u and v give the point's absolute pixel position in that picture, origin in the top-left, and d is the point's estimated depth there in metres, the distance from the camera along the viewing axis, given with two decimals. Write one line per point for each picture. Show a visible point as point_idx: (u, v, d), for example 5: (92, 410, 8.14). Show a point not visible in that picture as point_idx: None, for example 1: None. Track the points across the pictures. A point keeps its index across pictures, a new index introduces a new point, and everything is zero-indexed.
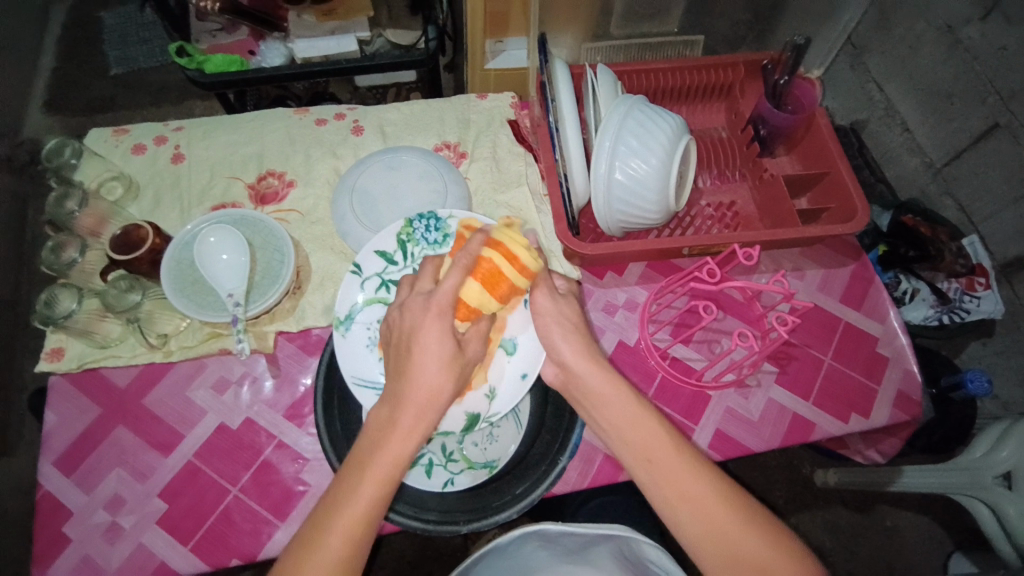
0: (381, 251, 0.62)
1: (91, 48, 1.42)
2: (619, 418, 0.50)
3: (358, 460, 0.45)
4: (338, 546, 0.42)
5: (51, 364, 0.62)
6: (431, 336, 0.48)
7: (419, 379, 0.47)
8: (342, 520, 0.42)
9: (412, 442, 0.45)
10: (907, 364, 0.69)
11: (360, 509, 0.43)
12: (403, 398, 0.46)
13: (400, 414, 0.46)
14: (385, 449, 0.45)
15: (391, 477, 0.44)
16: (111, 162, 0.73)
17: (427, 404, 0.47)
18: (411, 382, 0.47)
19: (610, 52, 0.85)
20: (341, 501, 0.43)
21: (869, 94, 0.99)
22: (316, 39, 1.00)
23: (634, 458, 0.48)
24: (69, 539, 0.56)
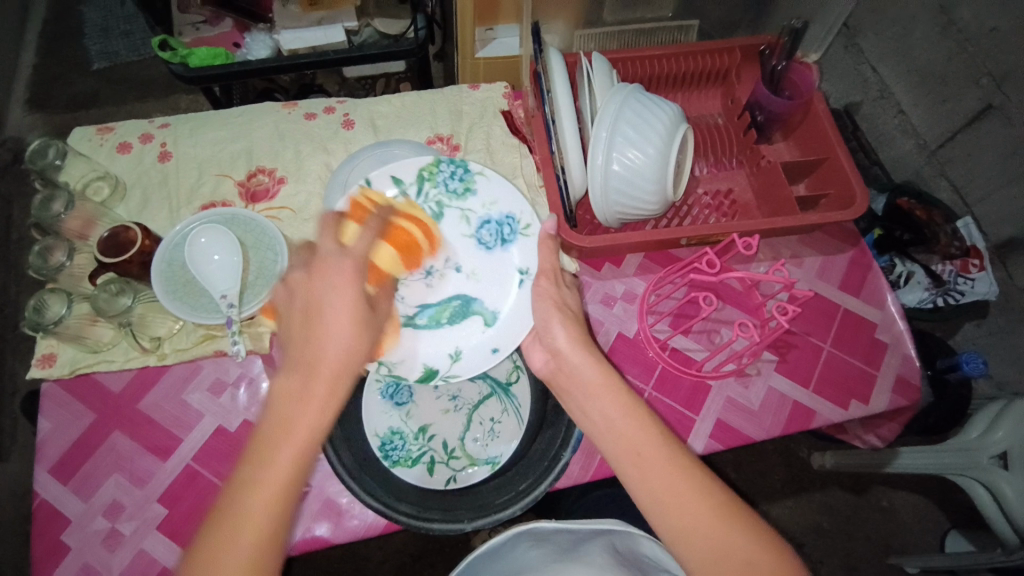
0: (398, 178, 0.64)
1: (72, 42, 1.38)
2: (595, 412, 0.50)
3: (265, 441, 0.41)
4: (252, 539, 0.38)
5: (42, 371, 0.61)
6: (337, 293, 0.48)
7: (333, 339, 0.46)
8: (254, 502, 0.39)
9: (329, 413, 0.43)
10: (905, 349, 0.69)
11: (277, 481, 0.40)
12: (317, 367, 0.44)
13: (313, 380, 0.44)
14: (296, 422, 0.42)
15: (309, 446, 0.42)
16: (95, 162, 0.72)
17: (345, 368, 0.46)
18: (325, 341, 0.45)
19: (602, 39, 0.83)
20: (250, 476, 0.40)
21: (863, 77, 0.98)
22: (302, 30, 0.97)
23: (619, 446, 0.47)
24: (68, 548, 0.55)
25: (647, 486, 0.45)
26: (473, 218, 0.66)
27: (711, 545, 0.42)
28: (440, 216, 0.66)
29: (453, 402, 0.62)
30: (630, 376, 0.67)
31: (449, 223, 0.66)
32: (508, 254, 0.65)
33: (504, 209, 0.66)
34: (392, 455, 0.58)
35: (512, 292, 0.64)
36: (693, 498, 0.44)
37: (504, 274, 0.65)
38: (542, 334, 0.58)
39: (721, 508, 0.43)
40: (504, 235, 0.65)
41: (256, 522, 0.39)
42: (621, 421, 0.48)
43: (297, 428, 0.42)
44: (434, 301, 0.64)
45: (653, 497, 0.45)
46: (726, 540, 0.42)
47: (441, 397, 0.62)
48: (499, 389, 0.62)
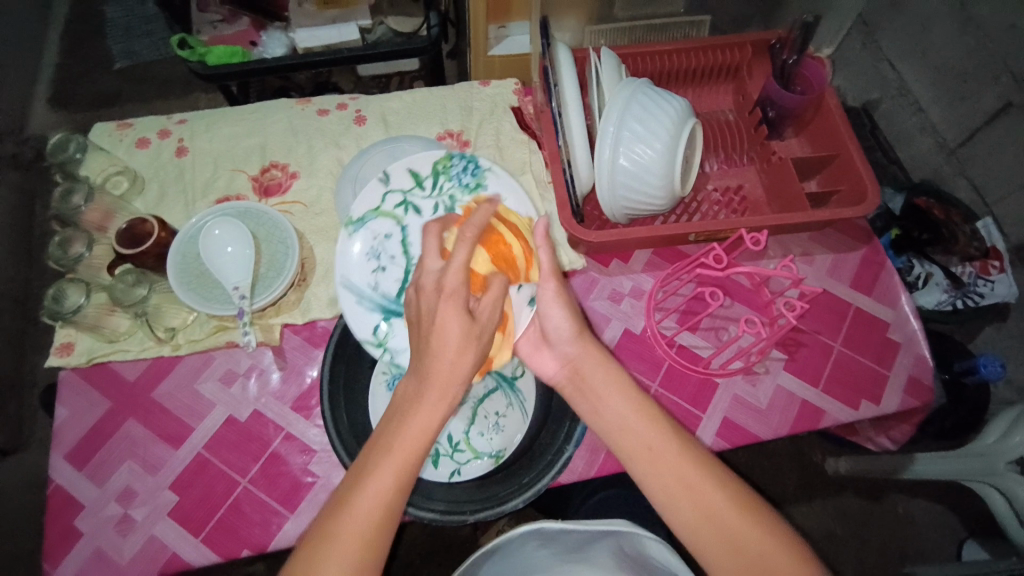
0: (414, 169, 0.64)
1: (94, 42, 1.42)
2: (615, 418, 0.51)
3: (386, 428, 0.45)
4: (367, 521, 0.42)
5: (61, 359, 0.63)
6: (439, 308, 0.45)
7: (439, 346, 0.44)
8: (373, 484, 0.42)
9: (439, 412, 0.44)
10: (918, 350, 0.68)
11: (394, 469, 0.43)
12: (427, 370, 0.45)
13: (424, 396, 0.45)
14: (406, 431, 0.44)
15: (417, 443, 0.44)
16: (115, 157, 0.74)
17: (451, 376, 0.44)
18: (434, 350, 0.45)
19: (614, 35, 0.83)
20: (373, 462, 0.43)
21: (882, 74, 0.97)
22: (317, 28, 0.98)
23: (634, 449, 0.49)
24: (81, 533, 0.57)
25: (658, 486, 0.47)
26: None
27: (735, 546, 0.43)
28: (450, 210, 0.63)
29: None
30: (636, 372, 0.67)
31: None
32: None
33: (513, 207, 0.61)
34: None
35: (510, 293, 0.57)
36: (712, 497, 0.45)
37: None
38: (553, 342, 0.58)
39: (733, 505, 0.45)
40: None
41: (367, 517, 0.42)
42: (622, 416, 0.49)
43: (404, 439, 0.44)
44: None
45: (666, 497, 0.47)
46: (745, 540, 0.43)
47: None
48: (504, 383, 0.62)
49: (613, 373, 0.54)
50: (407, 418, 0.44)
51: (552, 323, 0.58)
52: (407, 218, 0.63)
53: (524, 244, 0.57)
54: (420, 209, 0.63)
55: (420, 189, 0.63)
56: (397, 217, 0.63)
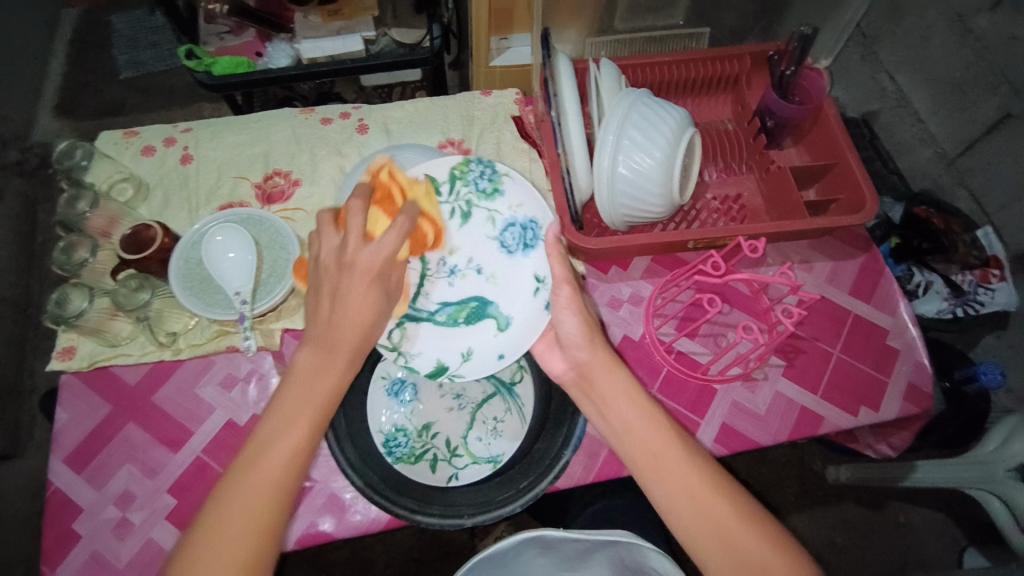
0: (431, 175, 0.65)
1: (101, 52, 1.45)
2: (621, 423, 0.50)
3: (290, 394, 0.47)
4: (269, 483, 0.44)
5: (63, 363, 0.63)
6: (358, 286, 0.51)
7: (351, 318, 0.50)
8: (280, 445, 0.45)
9: (342, 378, 0.49)
10: (917, 357, 0.68)
11: (298, 432, 0.46)
12: (334, 339, 0.49)
13: (328, 360, 0.49)
14: (314, 395, 0.47)
15: (319, 408, 0.47)
16: (121, 164, 0.75)
17: (357, 349, 0.50)
18: (344, 322, 0.50)
19: (614, 46, 0.85)
20: (280, 427, 0.46)
21: (880, 85, 0.98)
22: (321, 40, 1.02)
23: (637, 452, 0.49)
24: (78, 536, 0.57)
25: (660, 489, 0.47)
26: (499, 219, 0.66)
27: (732, 550, 0.43)
28: (466, 216, 0.66)
29: (457, 400, 0.62)
30: (635, 379, 0.67)
31: (475, 223, 0.66)
32: (526, 260, 0.65)
33: (529, 213, 0.65)
34: (396, 451, 0.58)
35: (527, 299, 0.63)
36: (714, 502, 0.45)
37: (521, 282, 0.65)
38: (564, 344, 0.56)
39: (735, 512, 0.45)
40: (526, 239, 0.65)
41: (270, 477, 0.44)
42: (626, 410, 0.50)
43: (304, 399, 0.47)
44: (453, 300, 0.64)
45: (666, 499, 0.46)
46: (744, 544, 0.43)
47: (445, 395, 0.62)
48: (503, 389, 0.62)
49: (602, 388, 0.52)
50: (313, 387, 0.47)
51: (565, 327, 0.56)
52: None
53: (435, 224, 0.65)
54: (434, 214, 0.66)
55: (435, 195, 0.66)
56: None
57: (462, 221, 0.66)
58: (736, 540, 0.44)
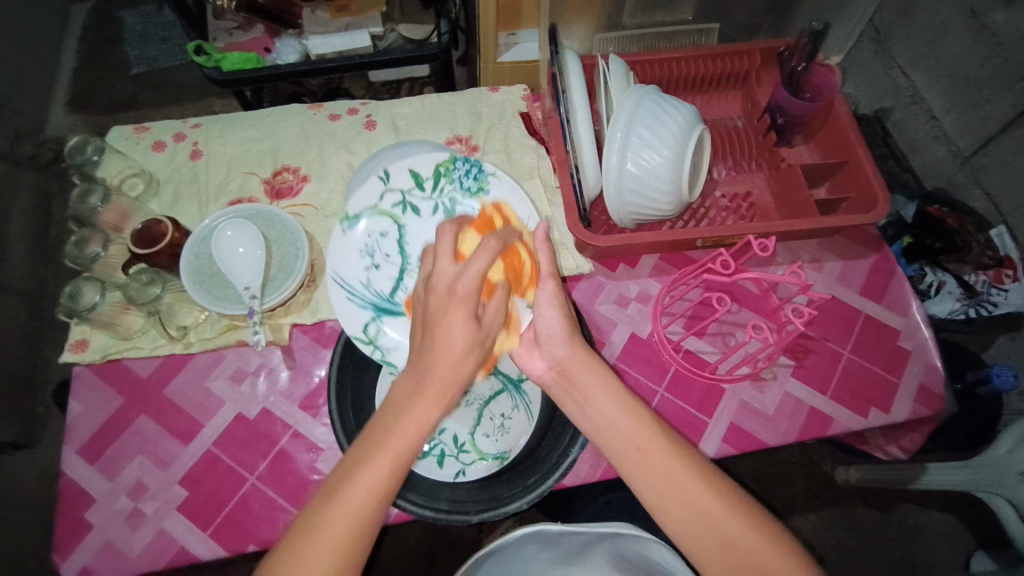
0: (416, 171, 0.66)
1: (111, 47, 1.46)
2: (601, 419, 0.51)
3: (381, 423, 0.45)
4: (348, 522, 0.41)
5: (76, 355, 0.64)
6: (450, 314, 0.47)
7: (445, 349, 0.46)
8: (364, 479, 0.42)
9: (433, 413, 0.45)
10: (929, 358, 0.67)
11: (383, 467, 0.43)
12: (428, 371, 0.46)
13: (422, 394, 0.45)
14: (400, 428, 0.44)
15: (406, 445, 0.44)
16: (132, 159, 0.75)
17: (447, 385, 0.46)
18: (438, 351, 0.46)
19: (623, 42, 0.85)
20: (362, 460, 0.43)
21: (893, 81, 0.96)
22: (329, 35, 1.01)
23: (620, 448, 0.49)
24: (91, 526, 0.58)
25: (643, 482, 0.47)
26: None
27: (716, 537, 0.45)
28: (448, 213, 0.66)
29: (464, 397, 0.62)
30: (642, 377, 0.67)
31: None
32: None
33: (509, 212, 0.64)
34: None
35: None
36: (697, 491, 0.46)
37: None
38: (543, 342, 0.55)
39: (725, 505, 0.46)
40: None
41: (348, 516, 0.42)
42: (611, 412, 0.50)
43: (395, 440, 0.44)
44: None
45: (651, 492, 0.47)
46: (728, 530, 0.45)
47: None
48: (510, 385, 0.62)
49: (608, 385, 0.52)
50: (403, 420, 0.44)
51: (544, 323, 0.56)
52: (404, 217, 0.66)
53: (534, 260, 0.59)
54: (418, 211, 0.66)
55: (419, 190, 0.66)
56: (395, 216, 0.65)
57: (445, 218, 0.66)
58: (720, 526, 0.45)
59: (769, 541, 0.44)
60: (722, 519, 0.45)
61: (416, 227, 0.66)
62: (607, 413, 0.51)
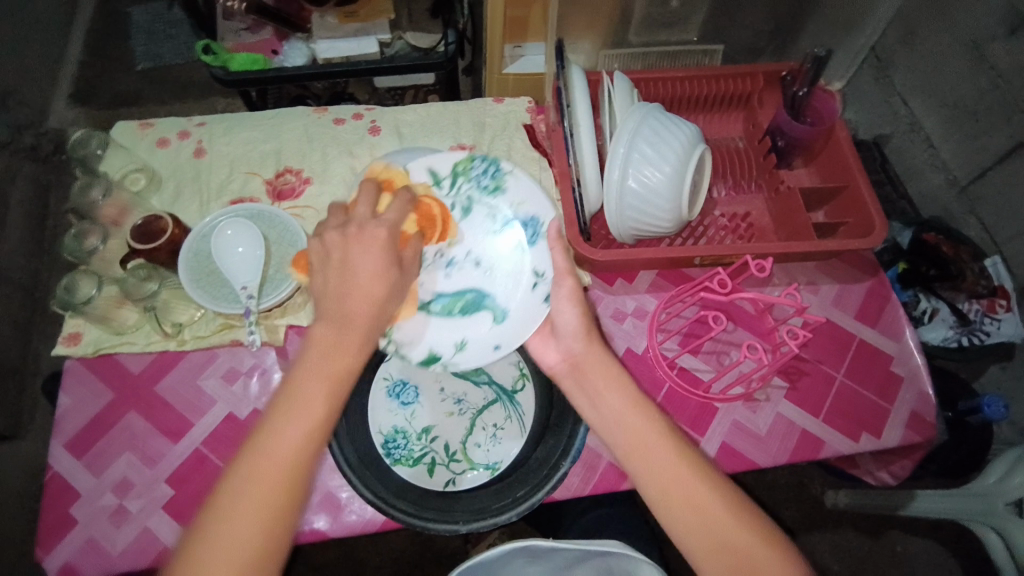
0: (433, 170, 0.64)
1: (118, 43, 1.46)
2: (609, 413, 0.50)
3: (302, 372, 0.45)
4: (282, 470, 0.42)
5: (67, 348, 0.64)
6: (366, 257, 0.49)
7: (364, 292, 0.48)
8: (291, 430, 0.43)
9: (357, 359, 0.47)
10: (921, 385, 0.67)
11: (311, 414, 0.44)
12: (349, 315, 0.47)
13: (347, 336, 0.47)
14: (324, 375, 0.45)
15: (331, 391, 0.45)
16: (135, 155, 0.75)
17: (369, 324, 0.48)
18: (356, 295, 0.48)
19: (627, 59, 0.85)
20: (286, 410, 0.44)
21: (893, 109, 0.98)
22: (337, 40, 1.02)
23: (627, 442, 0.49)
24: (74, 522, 0.57)
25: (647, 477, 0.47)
26: (499, 216, 0.64)
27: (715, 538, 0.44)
28: (467, 211, 0.64)
29: (457, 406, 0.61)
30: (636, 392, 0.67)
31: (475, 219, 0.64)
32: (526, 255, 0.63)
33: (530, 211, 0.63)
34: (395, 453, 0.58)
35: (525, 293, 0.61)
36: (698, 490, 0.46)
37: (520, 274, 0.62)
38: (558, 335, 0.57)
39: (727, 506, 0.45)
40: (526, 236, 0.63)
41: (282, 465, 0.42)
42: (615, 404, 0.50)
43: (320, 384, 0.45)
44: (448, 292, 0.62)
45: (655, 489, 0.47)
46: (727, 533, 0.44)
47: (446, 400, 0.62)
48: (504, 396, 0.62)
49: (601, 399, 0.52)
50: (326, 369, 0.45)
51: (563, 319, 0.57)
52: None
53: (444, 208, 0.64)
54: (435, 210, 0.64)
55: (436, 189, 0.64)
56: None
57: (463, 216, 0.64)
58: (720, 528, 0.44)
59: (772, 544, 0.44)
60: (723, 519, 0.45)
61: None
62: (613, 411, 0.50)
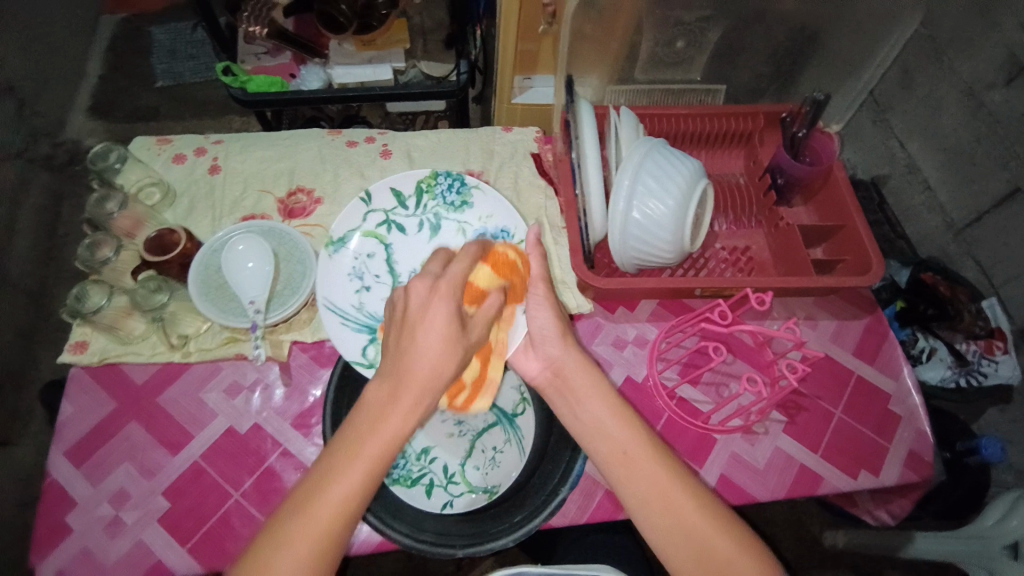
0: (398, 189, 0.70)
1: (139, 60, 1.51)
2: (591, 420, 0.51)
3: (358, 424, 0.44)
4: (328, 519, 0.41)
5: (73, 356, 0.64)
6: (429, 315, 0.48)
7: (422, 354, 0.46)
8: (341, 484, 0.42)
9: (411, 421, 0.45)
10: (918, 424, 0.68)
11: (359, 470, 0.42)
12: (405, 373, 0.46)
13: (399, 403, 0.45)
14: (377, 432, 0.43)
15: (380, 450, 0.43)
16: (153, 170, 0.77)
17: (429, 384, 0.46)
18: (416, 355, 0.46)
19: (634, 95, 0.89)
20: (338, 463, 0.42)
21: (891, 151, 1.01)
22: (352, 65, 1.06)
23: (608, 450, 0.50)
24: (69, 531, 0.56)
25: (626, 482, 0.48)
26: (469, 230, 0.70)
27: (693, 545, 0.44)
28: (434, 229, 0.70)
29: (458, 427, 0.62)
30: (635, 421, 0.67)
31: (445, 233, 0.70)
32: None
33: (500, 222, 0.69)
34: (393, 473, 0.58)
35: None
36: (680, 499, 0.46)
37: None
38: (536, 342, 0.58)
39: (707, 513, 0.45)
40: None
41: (324, 517, 0.41)
42: (598, 416, 0.51)
43: (374, 441, 0.43)
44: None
45: (635, 495, 0.47)
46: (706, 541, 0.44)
47: (446, 421, 0.63)
48: (504, 420, 0.62)
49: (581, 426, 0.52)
50: (377, 428, 0.44)
51: (538, 323, 0.58)
52: (389, 236, 0.69)
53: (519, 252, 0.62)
54: (403, 228, 0.70)
55: (402, 209, 0.70)
56: (381, 236, 0.69)
57: (432, 232, 0.70)
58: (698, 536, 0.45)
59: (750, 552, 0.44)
60: (703, 527, 0.45)
61: (403, 244, 0.70)
62: (594, 421, 0.51)
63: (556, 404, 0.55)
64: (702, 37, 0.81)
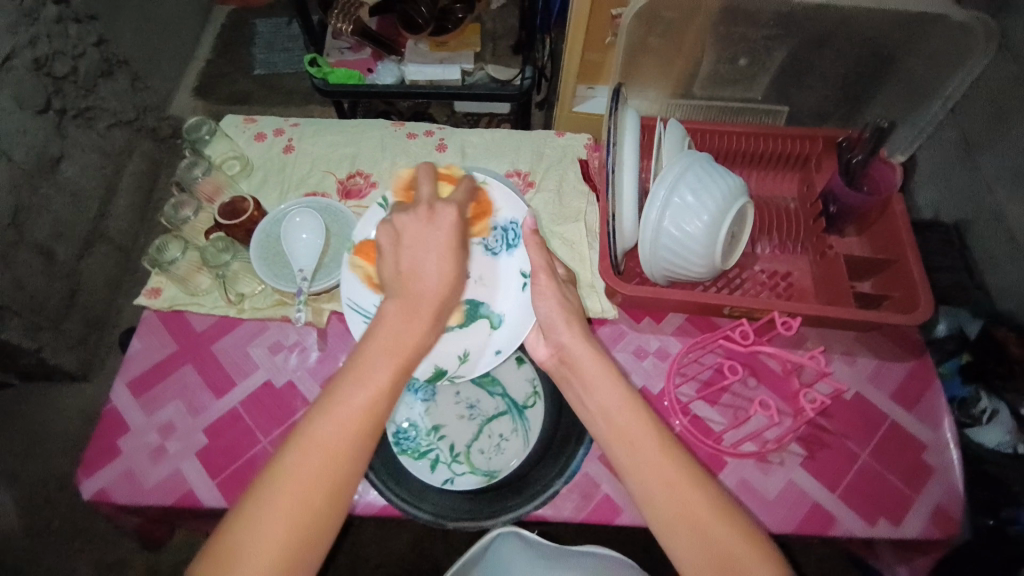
0: None
1: (242, 48, 1.67)
2: (601, 408, 0.52)
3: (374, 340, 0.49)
4: (356, 416, 0.45)
5: (148, 300, 0.73)
6: (437, 239, 0.55)
7: (432, 275, 0.54)
8: (365, 388, 0.46)
9: (427, 332, 0.52)
10: (953, 479, 0.63)
11: (382, 376, 0.47)
12: (419, 294, 0.53)
13: (417, 314, 0.52)
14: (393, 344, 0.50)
15: (401, 356, 0.49)
16: (235, 144, 0.86)
17: (443, 301, 0.54)
18: (429, 278, 0.54)
19: (691, 110, 0.89)
20: (358, 371, 0.47)
21: (978, 197, 0.89)
22: (425, 65, 1.11)
23: (615, 436, 0.50)
24: (120, 452, 0.64)
25: (636, 476, 0.47)
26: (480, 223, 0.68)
27: (702, 543, 0.43)
28: None
29: (470, 410, 0.65)
30: None
31: None
32: (510, 259, 0.67)
33: (508, 214, 0.67)
34: (403, 444, 0.62)
35: (516, 294, 0.65)
36: (690, 496, 0.45)
37: (510, 277, 0.67)
38: (547, 330, 0.60)
39: (714, 509, 0.45)
40: (508, 239, 0.67)
41: (354, 416, 0.45)
42: (614, 407, 0.51)
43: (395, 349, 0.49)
44: None
45: (643, 488, 0.47)
46: (714, 539, 0.43)
47: (459, 403, 0.65)
48: (514, 409, 0.64)
49: (592, 405, 0.52)
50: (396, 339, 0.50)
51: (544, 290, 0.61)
52: None
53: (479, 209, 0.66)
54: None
55: None
56: None
57: None
58: (707, 533, 0.44)
59: (758, 551, 0.43)
60: (716, 526, 0.44)
61: None
62: (601, 408, 0.52)
63: (570, 385, 0.56)
64: (767, 55, 0.80)
